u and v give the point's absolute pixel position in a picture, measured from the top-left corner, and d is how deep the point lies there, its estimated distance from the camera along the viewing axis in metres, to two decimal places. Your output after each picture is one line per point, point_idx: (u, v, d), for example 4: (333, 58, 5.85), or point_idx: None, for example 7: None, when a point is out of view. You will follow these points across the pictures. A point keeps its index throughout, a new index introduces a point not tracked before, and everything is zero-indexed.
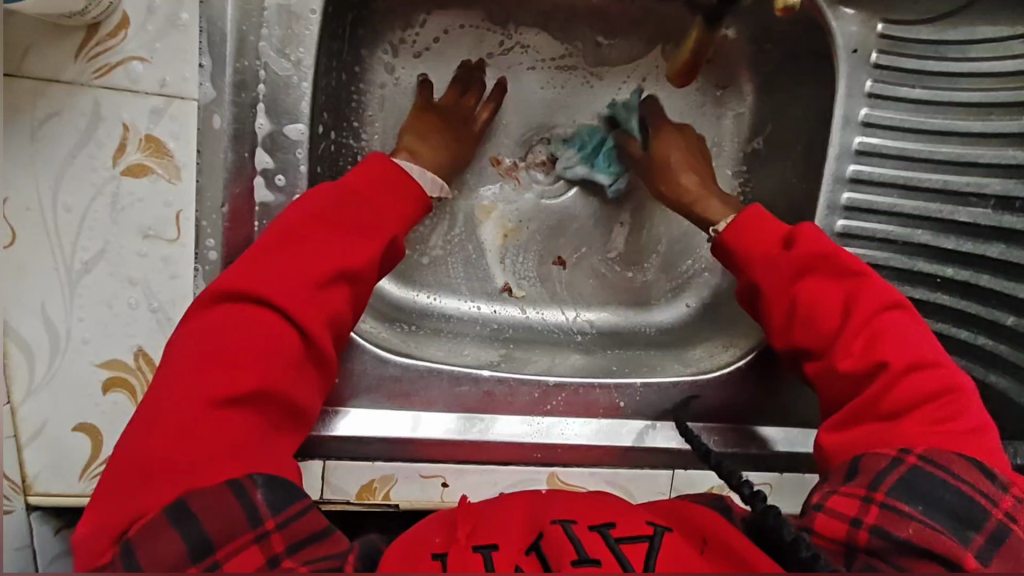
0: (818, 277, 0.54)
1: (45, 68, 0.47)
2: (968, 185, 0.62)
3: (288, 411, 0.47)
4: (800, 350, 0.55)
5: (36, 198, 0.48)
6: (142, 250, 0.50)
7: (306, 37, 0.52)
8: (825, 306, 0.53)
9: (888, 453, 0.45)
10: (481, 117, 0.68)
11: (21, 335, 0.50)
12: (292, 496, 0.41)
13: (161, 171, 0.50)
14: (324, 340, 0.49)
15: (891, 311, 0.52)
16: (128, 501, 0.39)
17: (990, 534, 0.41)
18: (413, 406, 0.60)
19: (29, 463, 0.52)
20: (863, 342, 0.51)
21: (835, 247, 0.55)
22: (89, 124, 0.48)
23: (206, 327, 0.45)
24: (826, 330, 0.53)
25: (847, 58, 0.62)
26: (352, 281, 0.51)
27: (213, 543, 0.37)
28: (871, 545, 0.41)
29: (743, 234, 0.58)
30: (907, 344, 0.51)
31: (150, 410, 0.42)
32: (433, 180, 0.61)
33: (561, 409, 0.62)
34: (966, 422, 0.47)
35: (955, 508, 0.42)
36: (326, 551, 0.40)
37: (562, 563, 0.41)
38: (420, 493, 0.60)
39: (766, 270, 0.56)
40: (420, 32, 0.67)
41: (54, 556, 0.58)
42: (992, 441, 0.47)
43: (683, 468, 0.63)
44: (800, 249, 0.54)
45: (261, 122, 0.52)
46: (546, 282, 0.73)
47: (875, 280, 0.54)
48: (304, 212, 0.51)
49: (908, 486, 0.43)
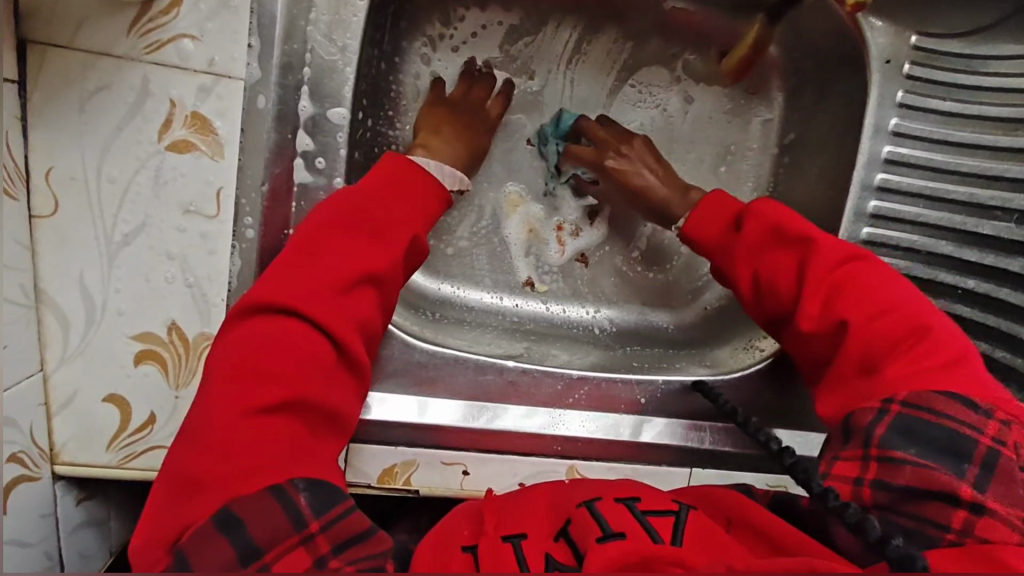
0: (773, 249, 0.56)
1: (99, 41, 0.48)
2: (991, 199, 0.62)
3: (326, 418, 0.47)
4: (774, 319, 0.57)
5: (81, 168, 0.49)
6: (182, 225, 0.51)
7: (353, 23, 0.53)
8: (784, 274, 0.55)
9: (871, 407, 0.46)
10: (494, 113, 0.67)
11: (57, 303, 0.50)
12: (334, 498, 0.42)
13: (205, 148, 0.50)
14: (356, 346, 0.48)
15: (855, 270, 0.52)
16: (180, 507, 0.39)
17: (983, 462, 0.42)
18: (435, 392, 0.61)
19: (58, 431, 0.53)
20: (822, 303, 0.52)
21: (786, 215, 0.56)
22: (137, 98, 0.49)
23: (238, 344, 0.45)
24: (786, 296, 0.55)
25: (880, 68, 0.63)
26: (377, 283, 0.51)
27: (258, 547, 0.38)
28: (877, 500, 0.43)
29: (700, 220, 0.60)
30: (873, 295, 0.51)
31: (189, 434, 0.42)
32: (451, 174, 0.61)
33: (585, 403, 0.63)
34: (944, 358, 0.47)
35: (942, 442, 0.43)
36: (366, 552, 0.40)
37: (587, 541, 0.41)
38: (441, 479, 0.60)
39: (727, 249, 0.59)
40: (459, 26, 0.67)
41: (75, 527, 0.57)
42: (977, 371, 0.47)
43: (699, 468, 0.64)
44: (751, 224, 0.57)
45: (304, 104, 0.53)
46: (568, 276, 0.74)
47: (828, 241, 0.54)
48: (327, 219, 0.51)
49: (897, 432, 0.44)
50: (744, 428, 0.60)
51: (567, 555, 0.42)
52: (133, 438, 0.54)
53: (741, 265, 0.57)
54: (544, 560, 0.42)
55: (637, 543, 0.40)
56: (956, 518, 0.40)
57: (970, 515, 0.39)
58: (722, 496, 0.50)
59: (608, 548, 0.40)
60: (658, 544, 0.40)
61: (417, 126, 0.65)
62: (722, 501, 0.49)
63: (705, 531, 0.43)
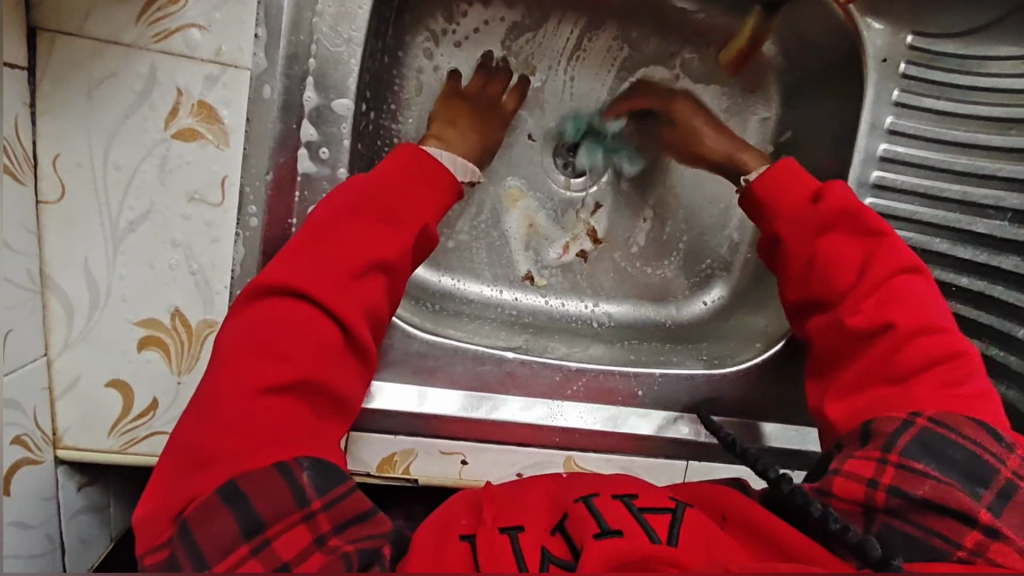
0: (839, 232, 0.56)
1: (108, 29, 0.48)
2: (985, 197, 0.63)
3: (333, 401, 0.48)
4: (815, 304, 0.57)
5: (88, 154, 0.49)
6: (187, 213, 0.52)
7: (359, 15, 0.54)
8: (844, 260, 0.55)
9: (899, 416, 0.47)
10: (507, 104, 0.69)
11: (62, 288, 0.51)
12: (335, 479, 0.43)
13: (210, 136, 0.51)
14: (364, 333, 0.49)
15: (911, 279, 0.54)
16: (186, 477, 0.40)
17: (1001, 490, 0.43)
18: (434, 382, 0.61)
19: (61, 416, 0.53)
20: (875, 301, 0.53)
21: (862, 206, 0.56)
22: (144, 86, 0.49)
23: (255, 323, 0.46)
24: (841, 283, 0.55)
25: (877, 67, 0.64)
26: (385, 271, 0.52)
27: (264, 521, 0.39)
28: (888, 505, 0.44)
29: (772, 185, 0.60)
30: (919, 310, 0.52)
31: (201, 406, 0.43)
32: (464, 167, 0.62)
33: (582, 395, 0.64)
34: (971, 389, 0.49)
35: (962, 464, 0.44)
36: (367, 531, 0.42)
37: (584, 536, 0.42)
38: (439, 469, 0.61)
39: (792, 223, 0.58)
40: (462, 21, 0.68)
41: (75, 512, 0.58)
42: (996, 407, 0.49)
43: (697, 459, 0.65)
44: (825, 205, 0.56)
45: (309, 95, 0.54)
46: (568, 272, 0.74)
47: (893, 242, 0.55)
48: (338, 207, 0.52)
49: (922, 445, 0.45)
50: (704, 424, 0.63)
51: (562, 550, 0.43)
52: (135, 423, 0.55)
53: (799, 243, 0.57)
54: (540, 553, 0.42)
55: (634, 542, 0.41)
56: (968, 537, 0.41)
57: (983, 537, 0.41)
58: (720, 496, 0.50)
59: (604, 547, 0.40)
60: (655, 543, 0.41)
61: (434, 120, 0.65)
62: (720, 501, 0.50)
63: (701, 529, 0.44)
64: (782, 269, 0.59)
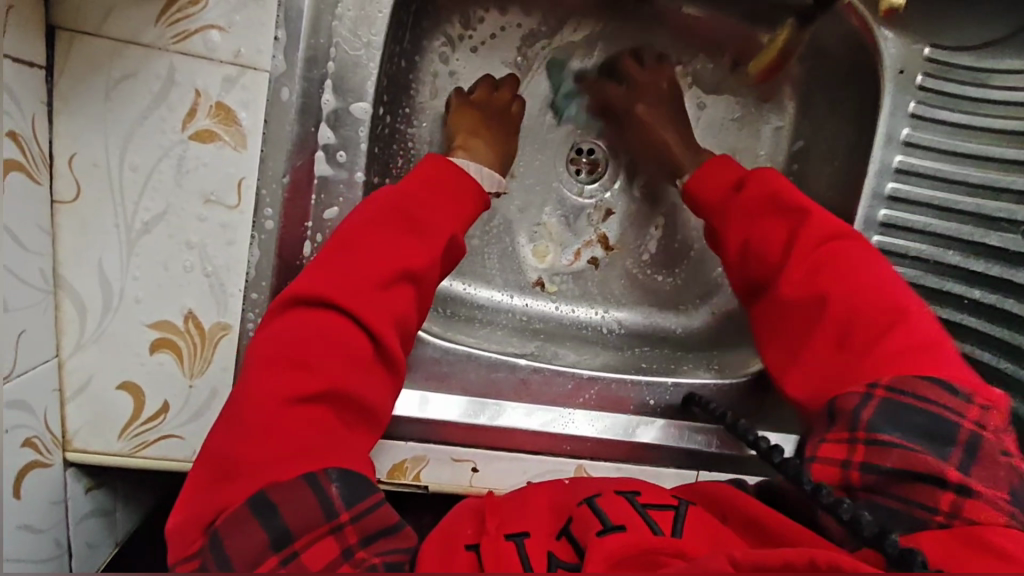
0: (769, 213, 0.57)
1: (128, 30, 0.48)
2: (998, 210, 0.63)
3: (358, 409, 0.48)
4: (756, 286, 0.58)
5: (105, 155, 0.49)
6: (202, 215, 0.51)
7: (378, 19, 0.53)
8: (776, 239, 0.56)
9: (856, 390, 0.47)
10: (517, 111, 0.68)
11: (76, 288, 0.50)
12: (361, 491, 0.43)
13: (227, 138, 0.51)
14: (391, 341, 0.50)
15: (849, 247, 0.53)
16: (215, 489, 0.41)
17: (967, 445, 0.43)
18: (448, 388, 0.61)
19: (71, 418, 0.53)
20: (806, 271, 0.53)
21: (785, 186, 0.58)
22: (163, 87, 0.49)
23: (286, 333, 0.47)
24: (774, 262, 0.56)
25: (893, 78, 0.64)
26: (416, 281, 0.52)
27: (292, 533, 0.40)
28: (865, 482, 0.44)
29: (702, 182, 0.63)
30: (858, 277, 0.51)
31: (230, 418, 0.44)
32: (491, 177, 0.64)
33: (594, 403, 0.64)
34: (919, 339, 0.47)
35: (925, 427, 0.44)
36: (392, 544, 0.42)
37: (587, 534, 0.42)
38: (450, 476, 0.60)
39: (725, 212, 0.60)
40: (477, 28, 0.68)
41: (83, 516, 0.57)
42: (949, 356, 0.47)
43: (708, 470, 0.64)
44: (749, 192, 0.58)
45: (328, 98, 0.54)
46: (579, 279, 0.74)
47: (821, 215, 0.55)
48: (362, 218, 0.52)
49: (885, 414, 0.44)
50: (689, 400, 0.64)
51: (568, 553, 0.42)
52: (145, 426, 0.54)
53: (734, 229, 0.59)
54: (547, 559, 0.42)
55: (635, 535, 0.40)
56: (943, 500, 0.42)
57: (957, 496, 0.41)
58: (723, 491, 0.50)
59: (608, 542, 0.40)
60: (657, 535, 0.41)
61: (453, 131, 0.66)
62: (719, 497, 0.49)
63: (703, 526, 0.44)
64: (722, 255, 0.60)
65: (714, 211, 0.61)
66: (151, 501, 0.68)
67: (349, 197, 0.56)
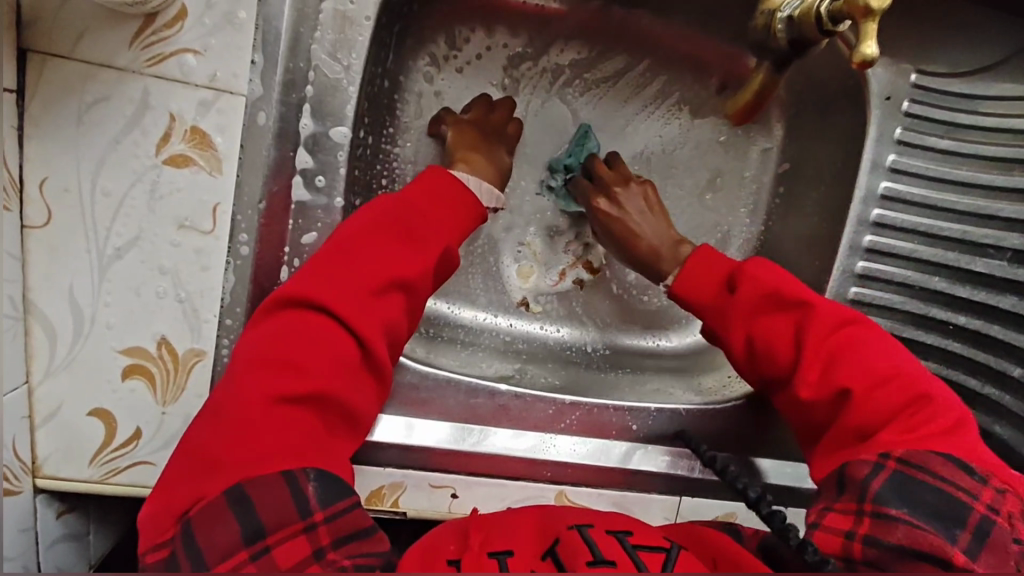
0: (766, 312, 0.55)
1: (100, 53, 0.47)
2: (985, 237, 0.63)
3: (348, 418, 0.48)
4: (767, 381, 0.57)
5: (76, 180, 0.48)
6: (176, 240, 0.50)
7: (358, 43, 0.53)
8: (779, 338, 0.54)
9: (868, 459, 0.47)
10: (511, 132, 0.67)
11: (46, 315, 0.50)
12: (340, 493, 0.42)
13: (202, 163, 0.50)
14: (381, 349, 0.49)
15: (850, 333, 0.53)
16: (196, 479, 0.41)
17: (975, 529, 0.44)
18: (426, 414, 0.60)
19: (41, 445, 0.52)
20: (817, 370, 0.52)
21: (778, 278, 0.56)
22: (137, 111, 0.48)
23: (280, 331, 0.46)
24: (783, 363, 0.54)
25: (880, 105, 0.64)
26: (408, 289, 0.51)
27: (265, 529, 0.39)
28: (867, 556, 0.44)
29: (692, 276, 0.60)
30: (871, 362, 0.51)
31: (215, 405, 0.44)
32: (490, 192, 0.64)
33: (575, 428, 0.63)
34: (942, 424, 0.49)
35: (937, 506, 0.45)
36: (365, 549, 0.41)
37: (577, 560, 0.41)
38: (429, 502, 0.60)
39: (721, 316, 0.57)
40: (463, 47, 0.67)
41: (54, 542, 0.56)
42: (971, 437, 0.49)
43: (689, 494, 0.64)
44: (743, 293, 0.56)
45: (305, 122, 0.53)
46: (565, 299, 0.73)
47: (823, 305, 0.54)
48: (365, 220, 0.51)
49: (894, 488, 0.45)
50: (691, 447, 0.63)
51: None
52: (116, 453, 0.53)
53: (735, 328, 0.57)
54: None
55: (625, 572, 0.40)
56: None
57: None
58: (712, 540, 0.49)
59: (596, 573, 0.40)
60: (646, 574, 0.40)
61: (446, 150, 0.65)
62: (711, 547, 0.48)
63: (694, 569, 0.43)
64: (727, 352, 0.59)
65: (707, 312, 0.59)
66: (125, 521, 0.67)
67: (327, 222, 0.55)
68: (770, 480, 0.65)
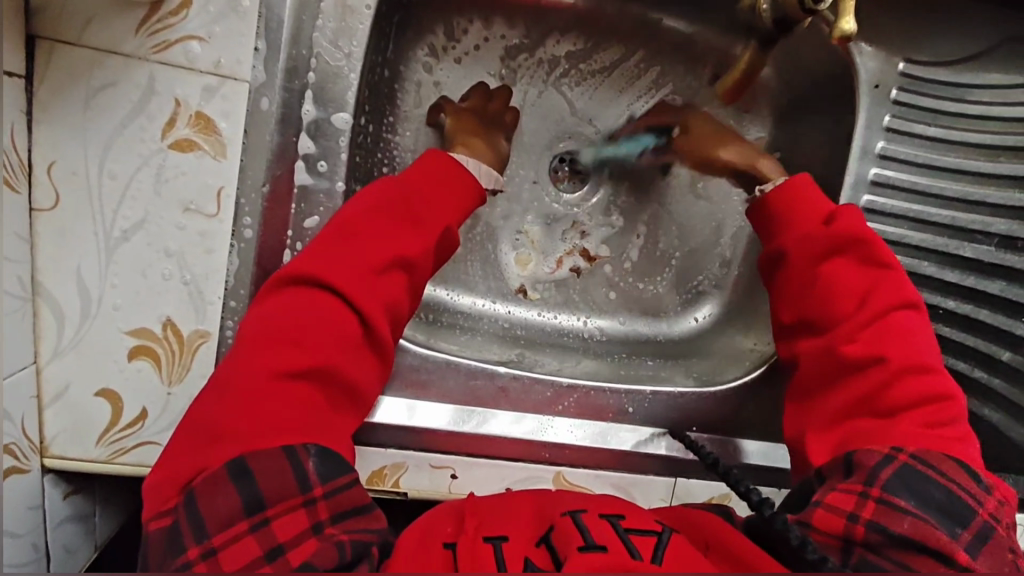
0: (847, 256, 0.56)
1: (108, 39, 0.48)
2: (973, 223, 0.65)
3: (349, 393, 0.49)
4: (805, 324, 0.58)
5: (83, 163, 0.49)
6: (181, 223, 0.52)
7: (359, 31, 0.54)
8: (847, 284, 0.55)
9: (880, 450, 0.48)
10: (510, 121, 0.69)
11: (54, 296, 0.51)
12: (339, 468, 0.44)
13: (207, 147, 0.51)
14: (382, 327, 0.50)
15: (908, 313, 0.54)
16: (200, 448, 0.42)
17: (976, 530, 0.45)
18: (427, 396, 0.61)
19: (49, 424, 0.53)
20: (867, 331, 0.53)
21: (872, 233, 0.57)
22: (142, 97, 0.49)
23: (285, 308, 0.47)
24: (840, 309, 0.55)
25: (869, 92, 0.65)
26: (408, 270, 0.53)
27: (265, 501, 0.40)
28: (868, 539, 0.44)
29: (784, 204, 0.60)
30: (914, 348, 0.53)
31: (221, 380, 0.45)
32: (488, 173, 0.63)
33: (573, 411, 0.64)
34: (954, 430, 0.50)
35: (942, 504, 0.45)
36: (364, 524, 0.43)
37: (569, 547, 0.42)
38: (429, 482, 0.61)
39: (801, 241, 0.58)
40: (461, 38, 0.69)
41: (62, 521, 0.57)
42: (970, 450, 0.50)
43: (684, 477, 0.65)
44: (841, 225, 0.56)
45: (307, 108, 0.54)
46: (562, 287, 0.75)
47: (902, 278, 0.56)
48: (367, 204, 0.53)
49: (902, 480, 0.46)
50: (684, 442, 0.64)
51: (545, 561, 0.43)
52: (123, 432, 0.54)
53: (807, 259, 0.57)
54: (523, 565, 0.42)
55: (619, 557, 0.41)
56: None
57: None
58: (707, 523, 0.50)
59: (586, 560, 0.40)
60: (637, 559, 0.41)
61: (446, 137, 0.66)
62: (704, 531, 0.49)
63: (686, 552, 0.44)
64: (782, 284, 0.59)
65: (785, 236, 0.59)
66: (130, 504, 0.68)
67: (329, 206, 0.56)
68: (751, 460, 0.66)
